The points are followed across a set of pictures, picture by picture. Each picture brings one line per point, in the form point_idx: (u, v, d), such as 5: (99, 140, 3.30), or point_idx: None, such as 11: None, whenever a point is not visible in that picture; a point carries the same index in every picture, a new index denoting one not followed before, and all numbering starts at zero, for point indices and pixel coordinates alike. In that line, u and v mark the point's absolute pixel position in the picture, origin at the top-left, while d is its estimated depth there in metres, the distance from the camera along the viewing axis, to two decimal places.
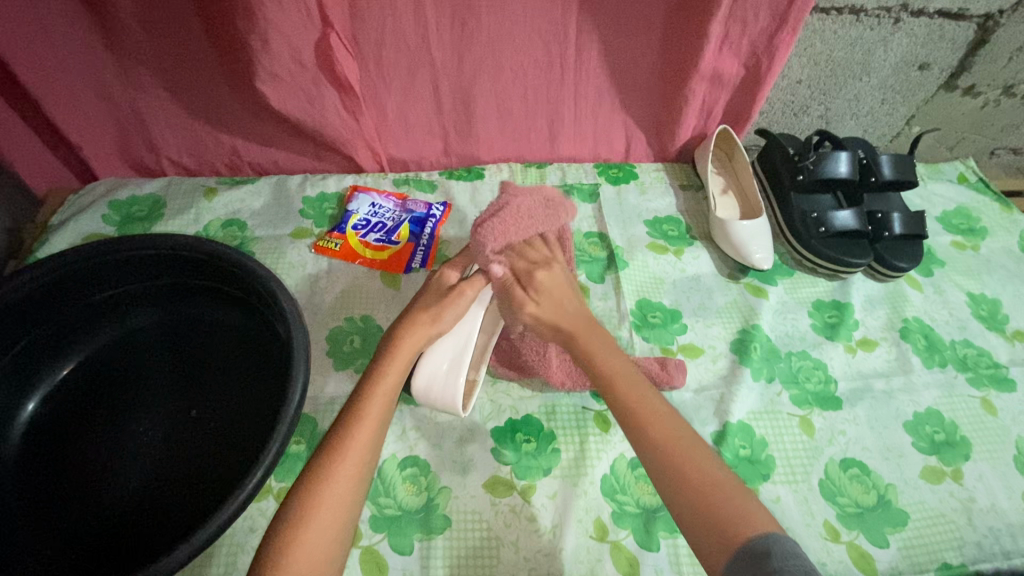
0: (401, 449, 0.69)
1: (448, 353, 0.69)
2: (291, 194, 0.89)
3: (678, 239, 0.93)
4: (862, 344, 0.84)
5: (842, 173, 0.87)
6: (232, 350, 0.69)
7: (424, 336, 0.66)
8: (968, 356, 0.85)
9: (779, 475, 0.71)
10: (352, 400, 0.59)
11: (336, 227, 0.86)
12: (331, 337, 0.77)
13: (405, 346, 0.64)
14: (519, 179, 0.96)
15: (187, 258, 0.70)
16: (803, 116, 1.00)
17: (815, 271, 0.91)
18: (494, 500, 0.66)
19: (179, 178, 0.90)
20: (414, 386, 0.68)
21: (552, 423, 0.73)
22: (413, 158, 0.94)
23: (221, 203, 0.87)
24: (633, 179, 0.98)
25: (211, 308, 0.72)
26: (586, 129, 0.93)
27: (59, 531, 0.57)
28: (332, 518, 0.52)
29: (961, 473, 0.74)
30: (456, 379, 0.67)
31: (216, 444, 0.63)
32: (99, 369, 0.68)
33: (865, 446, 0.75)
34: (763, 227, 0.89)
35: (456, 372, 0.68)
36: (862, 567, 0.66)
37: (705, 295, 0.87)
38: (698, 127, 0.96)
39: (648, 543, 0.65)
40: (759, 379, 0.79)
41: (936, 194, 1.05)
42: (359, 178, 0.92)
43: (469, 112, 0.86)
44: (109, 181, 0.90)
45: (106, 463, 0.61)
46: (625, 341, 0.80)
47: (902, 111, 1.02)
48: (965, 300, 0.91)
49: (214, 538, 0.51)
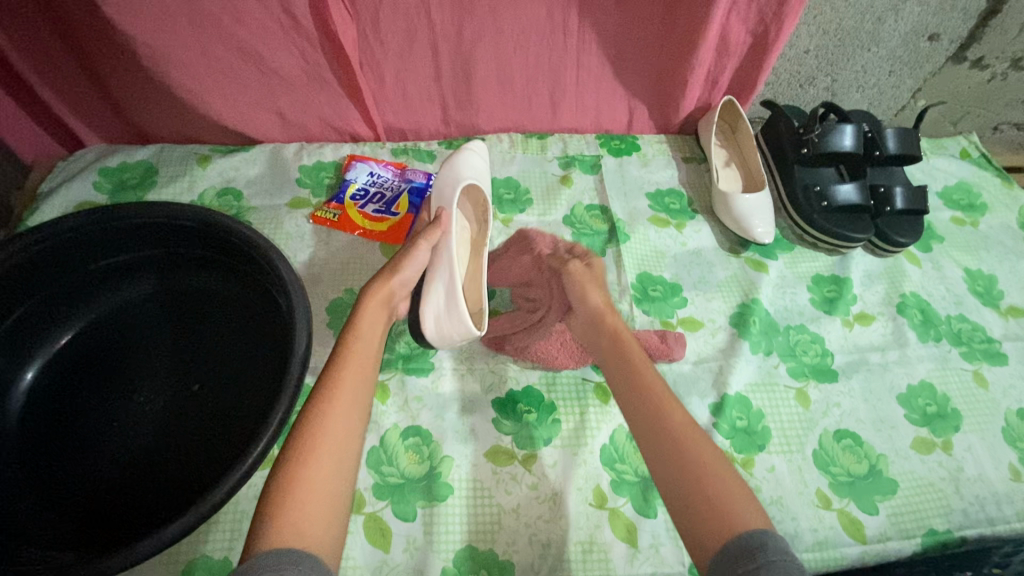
0: (403, 419, 0.70)
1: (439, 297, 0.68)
2: (287, 163, 0.88)
3: (680, 212, 0.92)
4: (860, 318, 0.85)
5: (847, 147, 0.86)
6: (230, 323, 0.69)
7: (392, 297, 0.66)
8: (962, 330, 0.86)
9: (775, 445, 0.73)
10: (315, 391, 0.57)
11: (334, 197, 0.84)
12: (331, 308, 0.76)
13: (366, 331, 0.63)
14: (520, 150, 0.94)
15: (184, 228, 0.69)
16: (808, 88, 0.98)
17: (815, 246, 0.91)
18: (495, 469, 0.67)
19: (172, 145, 0.88)
20: (427, 332, 0.69)
21: (552, 394, 0.73)
22: (411, 127, 0.92)
23: (215, 171, 0.85)
24: (635, 150, 0.97)
25: (208, 280, 0.71)
26: (589, 98, 0.91)
27: (65, 497, 0.58)
28: (328, 471, 0.52)
29: (951, 444, 0.75)
30: (454, 305, 0.66)
31: (219, 415, 0.63)
32: (98, 338, 0.67)
33: (859, 418, 0.76)
34: (765, 201, 0.89)
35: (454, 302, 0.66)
36: (852, 533, 0.68)
37: (706, 269, 0.87)
38: (702, 98, 0.94)
39: (646, 510, 0.66)
40: (758, 353, 0.79)
41: (938, 169, 1.05)
42: (356, 147, 0.91)
43: (469, 80, 0.84)
44: (98, 149, 0.88)
45: (110, 434, 0.61)
46: (625, 314, 0.81)
47: (909, 83, 1.00)
48: (962, 276, 0.92)
49: (221, 504, 0.52)
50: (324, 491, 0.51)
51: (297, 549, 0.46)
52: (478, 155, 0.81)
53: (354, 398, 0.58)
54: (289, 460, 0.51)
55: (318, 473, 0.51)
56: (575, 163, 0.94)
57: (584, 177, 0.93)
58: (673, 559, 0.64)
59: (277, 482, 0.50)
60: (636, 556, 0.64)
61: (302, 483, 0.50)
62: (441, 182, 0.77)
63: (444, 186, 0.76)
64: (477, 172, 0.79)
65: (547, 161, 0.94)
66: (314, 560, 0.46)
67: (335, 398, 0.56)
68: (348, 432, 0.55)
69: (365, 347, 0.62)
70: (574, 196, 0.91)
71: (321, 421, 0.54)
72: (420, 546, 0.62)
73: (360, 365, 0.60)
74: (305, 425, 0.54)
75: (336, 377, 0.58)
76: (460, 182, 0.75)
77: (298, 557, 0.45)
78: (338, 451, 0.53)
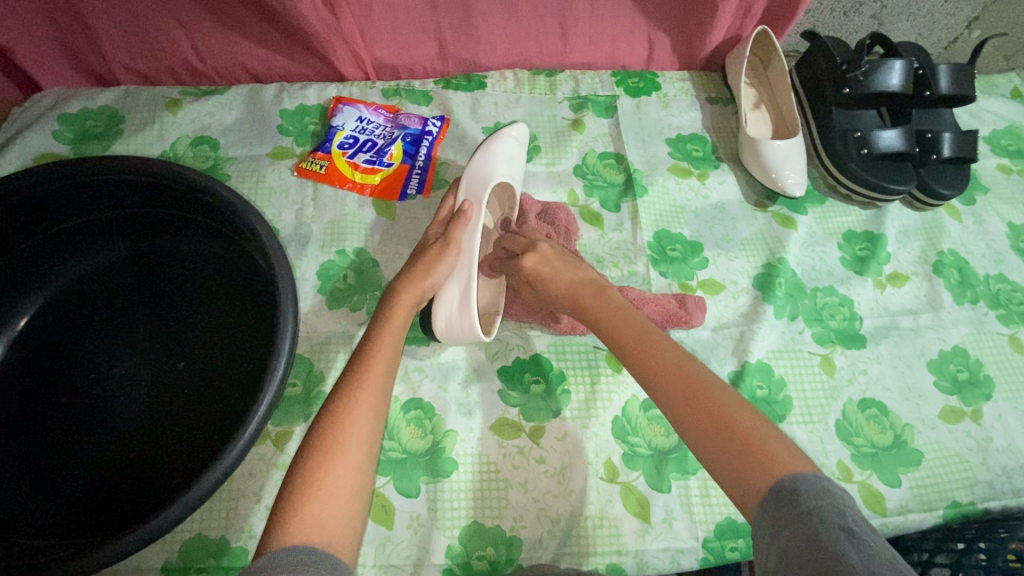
0: (404, 392, 0.65)
1: (456, 296, 0.63)
2: (266, 106, 0.78)
3: (703, 160, 0.84)
4: (893, 279, 0.79)
5: (894, 86, 0.76)
6: (213, 291, 0.63)
7: (420, 290, 0.61)
8: (1001, 291, 0.80)
9: (796, 416, 0.69)
10: (344, 377, 0.53)
11: (320, 146, 0.76)
12: (322, 272, 0.70)
13: (394, 321, 0.58)
14: (526, 90, 0.84)
15: (149, 185, 0.61)
16: (853, 16, 0.87)
17: (849, 198, 0.84)
18: (501, 442, 0.64)
19: (137, 88, 0.78)
20: (436, 327, 0.64)
21: (562, 363, 0.68)
22: (404, 64, 0.82)
23: (188, 118, 0.77)
24: (655, 90, 0.87)
25: (184, 243, 0.64)
26: (603, 28, 0.80)
27: (51, 482, 0.55)
28: (347, 472, 0.47)
29: (980, 413, 0.72)
30: (470, 314, 0.61)
31: (207, 392, 0.59)
32: (70, 310, 0.61)
33: (886, 386, 0.72)
34: (798, 148, 0.80)
35: (469, 311, 0.62)
36: (872, 505, 0.66)
37: (729, 225, 0.80)
38: (732, 28, 0.83)
39: (660, 484, 0.64)
40: (782, 317, 0.74)
41: (987, 110, 0.94)
42: (342, 88, 0.81)
43: (468, 7, 0.73)
44: (55, 92, 0.78)
45: (94, 413, 0.58)
46: (640, 276, 0.75)
47: (966, 11, 0.88)
48: (1005, 232, 0.85)
49: (209, 494, 0.48)
50: (347, 484, 0.47)
51: (317, 551, 0.42)
52: (513, 144, 0.73)
53: (384, 383, 0.53)
54: (307, 460, 0.47)
55: (344, 466, 0.47)
56: (588, 105, 0.84)
57: (597, 121, 0.83)
58: (686, 533, 0.62)
59: (299, 475, 0.46)
60: (648, 531, 0.62)
61: (324, 477, 0.46)
62: (471, 175, 0.70)
63: (474, 181, 0.69)
64: (509, 166, 0.71)
65: (556, 103, 0.84)
66: (337, 562, 0.42)
67: (363, 383, 0.52)
68: (375, 422, 0.51)
69: (391, 336, 0.57)
70: (586, 143, 0.82)
71: (348, 408, 0.50)
72: (425, 523, 0.60)
73: (392, 348, 0.56)
74: (330, 414, 0.50)
75: (367, 359, 0.54)
76: (492, 181, 0.68)
77: (317, 558, 0.41)
78: (364, 443, 0.49)
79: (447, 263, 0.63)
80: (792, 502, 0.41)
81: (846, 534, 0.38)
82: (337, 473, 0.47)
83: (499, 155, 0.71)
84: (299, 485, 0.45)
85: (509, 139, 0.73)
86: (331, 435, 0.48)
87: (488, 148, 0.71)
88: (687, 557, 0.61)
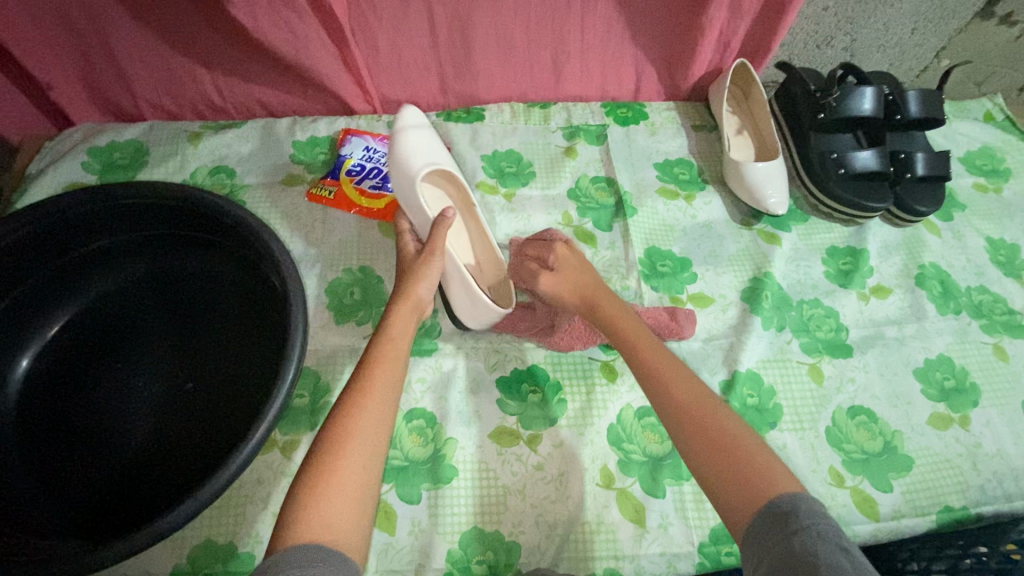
0: (406, 402, 0.68)
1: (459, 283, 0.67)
2: (279, 138, 0.84)
3: (690, 183, 0.88)
4: (876, 291, 0.82)
5: (866, 111, 0.82)
6: (227, 307, 0.67)
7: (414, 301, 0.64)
8: (983, 302, 0.83)
9: (786, 423, 0.71)
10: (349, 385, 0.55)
11: (330, 173, 0.81)
12: (330, 290, 0.74)
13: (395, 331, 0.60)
14: (522, 121, 0.90)
15: (172, 208, 0.66)
16: (826, 49, 0.93)
17: (830, 216, 0.88)
18: (500, 450, 0.66)
19: (161, 123, 0.85)
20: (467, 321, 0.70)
21: (558, 372, 0.71)
22: (408, 99, 0.88)
23: (207, 149, 0.82)
24: (642, 118, 0.93)
25: (202, 262, 0.69)
26: (593, 63, 0.86)
27: (64, 488, 0.57)
28: (354, 476, 0.49)
29: (968, 419, 0.74)
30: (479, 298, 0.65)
31: (219, 400, 0.62)
32: (92, 324, 0.65)
33: (874, 394, 0.74)
34: (779, 169, 0.85)
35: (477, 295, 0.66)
36: (865, 510, 0.67)
37: (717, 242, 0.84)
38: (713, 61, 0.89)
39: (654, 490, 0.65)
40: (770, 328, 0.77)
41: (961, 133, 0.99)
42: (351, 120, 0.87)
43: (467, 46, 0.80)
44: (85, 128, 0.84)
45: (111, 420, 0.61)
46: (632, 291, 0.78)
47: (933, 42, 0.94)
48: (984, 246, 0.88)
49: (220, 492, 0.51)
50: (353, 487, 0.48)
51: (324, 548, 0.43)
52: (416, 131, 0.73)
53: (390, 388, 0.56)
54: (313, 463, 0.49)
55: (350, 467, 0.49)
56: (580, 133, 0.90)
57: (589, 148, 0.89)
58: (682, 538, 0.63)
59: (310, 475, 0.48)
60: (644, 536, 0.63)
61: (333, 477, 0.48)
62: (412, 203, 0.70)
63: (407, 189, 0.70)
64: (426, 153, 0.71)
65: (550, 131, 0.90)
66: (343, 559, 0.43)
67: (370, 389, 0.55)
68: (382, 425, 0.53)
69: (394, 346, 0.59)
70: (579, 168, 0.87)
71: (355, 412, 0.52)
72: (425, 529, 0.62)
73: (395, 354, 0.59)
74: (337, 420, 0.52)
75: (372, 364, 0.57)
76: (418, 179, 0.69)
77: (325, 555, 0.43)
78: (371, 445, 0.51)
79: (432, 272, 0.65)
80: (785, 522, 0.42)
81: (841, 551, 0.40)
82: (345, 476, 0.48)
83: (411, 149, 0.71)
84: (307, 487, 0.47)
85: (411, 130, 0.73)
86: (336, 440, 0.50)
87: (397, 151, 0.71)
88: (683, 562, 0.62)
